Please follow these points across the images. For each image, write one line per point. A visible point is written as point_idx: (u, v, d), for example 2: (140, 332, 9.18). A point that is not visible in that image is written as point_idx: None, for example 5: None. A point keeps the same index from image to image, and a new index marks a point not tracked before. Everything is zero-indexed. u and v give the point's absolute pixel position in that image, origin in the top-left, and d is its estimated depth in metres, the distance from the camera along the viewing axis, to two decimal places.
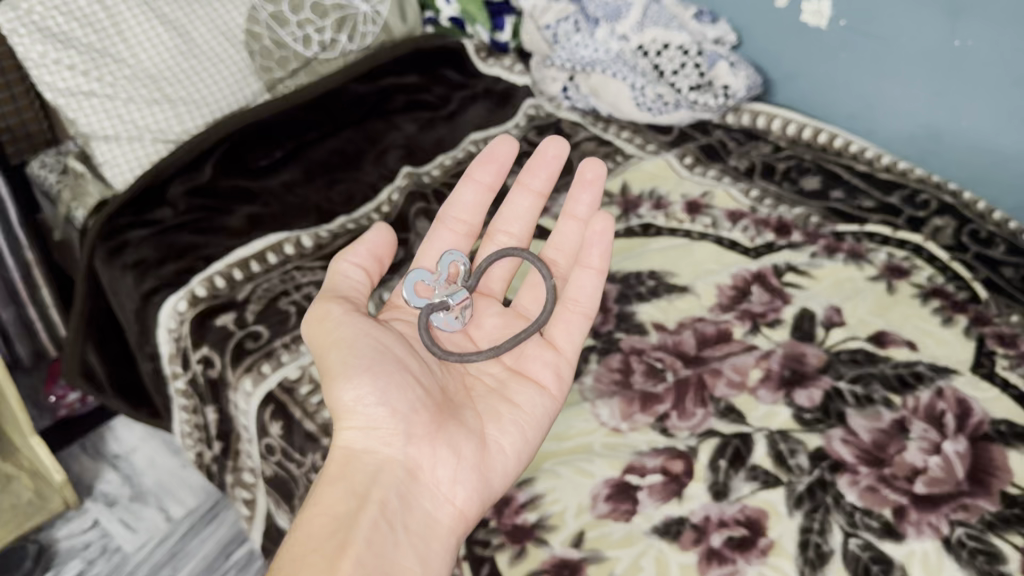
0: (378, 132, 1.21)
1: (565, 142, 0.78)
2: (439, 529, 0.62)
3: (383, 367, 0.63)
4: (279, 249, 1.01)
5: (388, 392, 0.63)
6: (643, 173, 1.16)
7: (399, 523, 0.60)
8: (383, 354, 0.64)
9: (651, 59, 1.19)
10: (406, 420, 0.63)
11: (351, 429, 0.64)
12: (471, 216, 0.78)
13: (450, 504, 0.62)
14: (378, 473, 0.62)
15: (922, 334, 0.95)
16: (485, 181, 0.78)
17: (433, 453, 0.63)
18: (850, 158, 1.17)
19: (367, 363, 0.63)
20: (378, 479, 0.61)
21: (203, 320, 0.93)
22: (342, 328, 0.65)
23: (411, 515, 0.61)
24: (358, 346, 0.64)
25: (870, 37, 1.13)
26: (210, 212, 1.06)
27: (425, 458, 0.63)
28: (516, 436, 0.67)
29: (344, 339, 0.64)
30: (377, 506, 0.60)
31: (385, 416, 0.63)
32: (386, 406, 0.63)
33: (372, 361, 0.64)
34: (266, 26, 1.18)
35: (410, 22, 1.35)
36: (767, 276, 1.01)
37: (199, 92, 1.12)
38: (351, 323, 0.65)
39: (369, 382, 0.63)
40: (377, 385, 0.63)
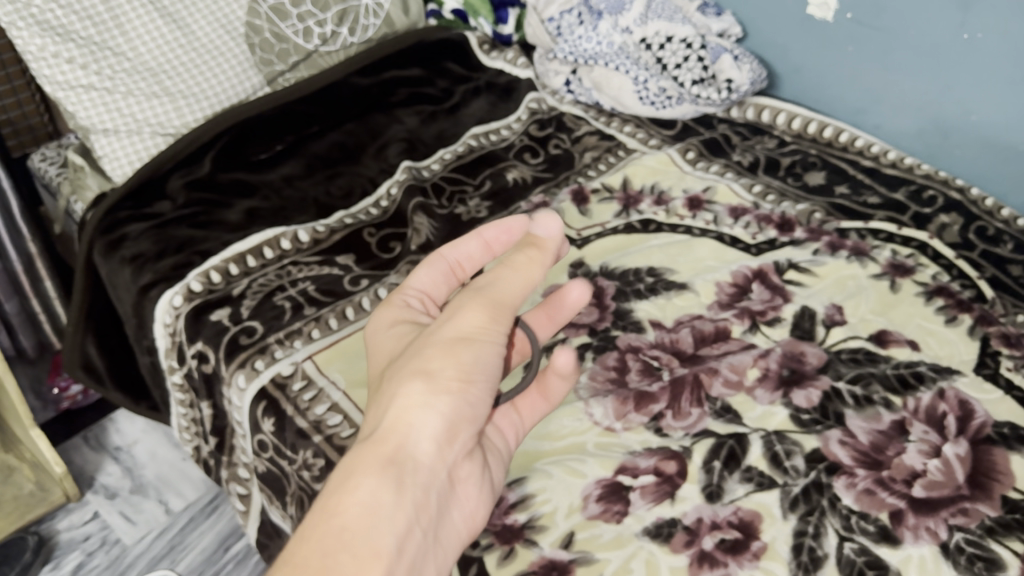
0: (379, 125, 1.20)
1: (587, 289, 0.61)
2: (450, 549, 0.54)
3: (484, 372, 0.55)
4: (276, 244, 1.01)
5: (475, 398, 0.54)
6: (645, 168, 1.15)
7: (429, 537, 0.52)
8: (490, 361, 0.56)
9: (653, 53, 1.17)
10: (475, 430, 0.55)
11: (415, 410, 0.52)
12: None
13: (469, 523, 0.56)
14: (428, 472, 0.52)
15: (925, 334, 0.93)
16: None
17: (478, 469, 0.56)
18: (856, 153, 1.15)
19: (473, 360, 0.54)
20: (431, 482, 0.52)
21: (198, 315, 0.93)
22: (478, 318, 0.55)
23: (443, 528, 0.53)
24: (486, 345, 0.55)
25: (874, 31, 1.11)
26: (208, 206, 1.05)
27: (468, 471, 0.55)
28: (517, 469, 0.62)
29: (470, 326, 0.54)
30: (423, 513, 0.51)
31: (461, 418, 0.54)
32: (467, 409, 0.54)
33: (476, 359, 0.54)
34: (267, 19, 1.17)
35: (413, 15, 1.34)
36: (768, 273, 0.99)
37: (199, 85, 1.12)
38: (493, 323, 0.56)
39: (465, 378, 0.54)
40: (470, 385, 0.54)
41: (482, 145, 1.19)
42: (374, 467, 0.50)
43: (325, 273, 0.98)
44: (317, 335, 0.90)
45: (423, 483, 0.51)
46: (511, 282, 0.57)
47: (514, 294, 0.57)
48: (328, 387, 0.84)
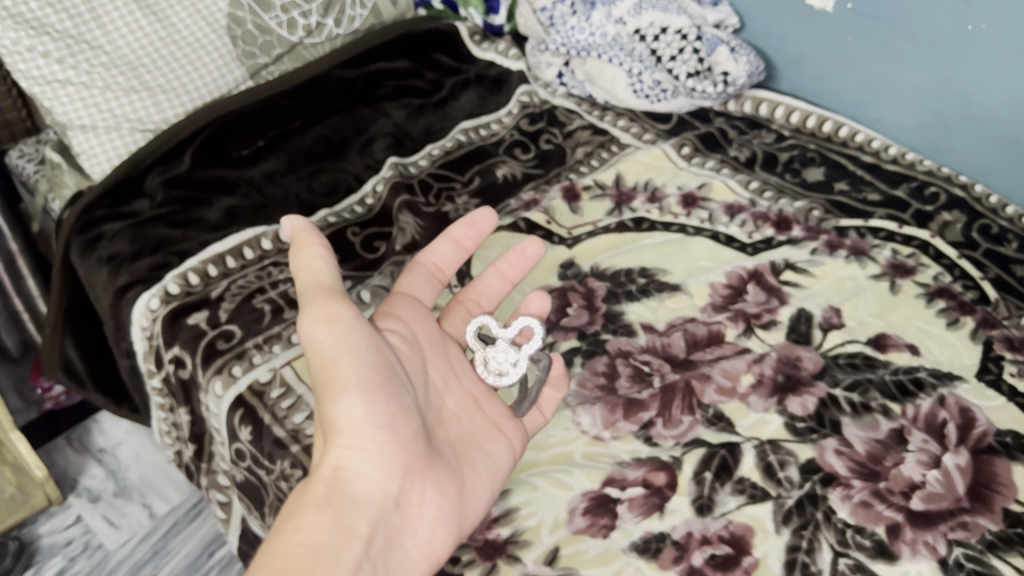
0: (364, 120, 1.17)
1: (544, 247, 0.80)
2: (415, 571, 0.60)
3: (387, 390, 0.60)
4: (257, 244, 0.98)
5: (396, 419, 0.60)
6: (638, 163, 1.12)
7: (382, 561, 0.58)
8: (391, 378, 0.61)
9: (648, 44, 1.14)
10: (406, 452, 0.61)
11: (342, 447, 0.59)
12: (447, 271, 0.78)
13: (426, 545, 0.62)
14: (366, 502, 0.59)
15: (925, 337, 0.90)
16: (462, 242, 0.78)
17: (421, 490, 0.62)
18: (856, 148, 1.11)
19: (367, 380, 0.59)
20: (368, 515, 0.58)
21: (175, 319, 0.91)
22: (349, 339, 0.59)
23: (393, 554, 0.59)
24: (370, 365, 0.60)
25: (874, 20, 1.06)
26: (187, 203, 1.02)
27: (413, 493, 0.62)
28: (486, 484, 0.68)
29: (355, 348, 0.59)
30: (365, 543, 0.57)
31: (389, 445, 0.60)
32: (390, 435, 0.60)
33: (382, 382, 0.60)
34: (250, 10, 1.13)
35: (402, 5, 1.30)
36: (764, 274, 0.96)
37: (178, 78, 1.09)
38: (354, 331, 0.60)
39: (376, 402, 0.59)
40: (381, 405, 0.59)
41: (472, 140, 1.16)
42: (310, 513, 0.57)
43: None
44: (297, 340, 0.87)
45: (360, 515, 0.58)
46: (310, 273, 0.60)
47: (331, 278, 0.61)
48: (307, 395, 0.82)
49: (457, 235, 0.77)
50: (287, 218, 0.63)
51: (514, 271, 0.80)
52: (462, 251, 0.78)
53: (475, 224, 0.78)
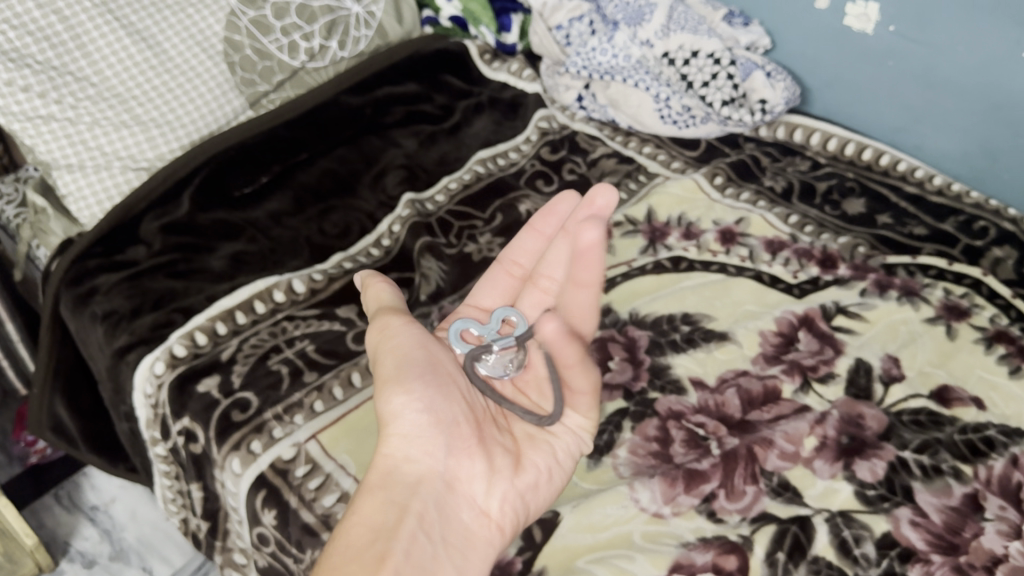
0: (374, 150, 1.09)
1: (611, 189, 0.72)
2: (476, 541, 0.60)
3: (427, 374, 0.63)
4: (268, 296, 0.90)
5: (434, 404, 0.62)
6: (670, 196, 1.05)
7: (436, 534, 0.58)
8: (434, 366, 0.64)
9: (677, 68, 1.07)
10: (448, 433, 0.62)
11: (392, 438, 0.62)
12: (525, 263, 0.80)
13: (483, 518, 0.61)
14: (417, 484, 0.60)
15: (988, 388, 0.85)
16: (544, 231, 0.80)
17: (471, 465, 0.62)
18: (898, 177, 1.06)
19: (406, 367, 0.62)
20: (419, 492, 0.59)
21: (183, 387, 0.83)
22: (393, 342, 0.63)
23: (448, 528, 0.59)
24: (409, 355, 0.63)
25: (918, 45, 1.01)
26: (188, 251, 0.94)
27: (462, 471, 0.62)
28: (549, 457, 0.67)
29: (399, 349, 0.63)
30: (417, 517, 0.58)
31: (431, 430, 0.61)
32: (433, 415, 0.62)
33: (422, 374, 0.62)
34: (247, 34, 1.05)
35: (408, 24, 1.22)
36: (815, 320, 0.91)
37: (171, 110, 1.00)
38: (403, 334, 0.63)
39: (416, 388, 0.62)
40: (423, 386, 0.62)
41: (490, 172, 1.09)
42: (367, 498, 0.59)
43: (325, 329, 0.88)
44: (321, 409, 0.80)
45: (412, 491, 0.59)
46: (371, 296, 0.67)
47: (388, 298, 0.66)
48: (336, 473, 0.75)
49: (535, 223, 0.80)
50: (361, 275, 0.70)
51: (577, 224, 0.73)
52: (542, 238, 0.80)
53: (554, 211, 0.79)
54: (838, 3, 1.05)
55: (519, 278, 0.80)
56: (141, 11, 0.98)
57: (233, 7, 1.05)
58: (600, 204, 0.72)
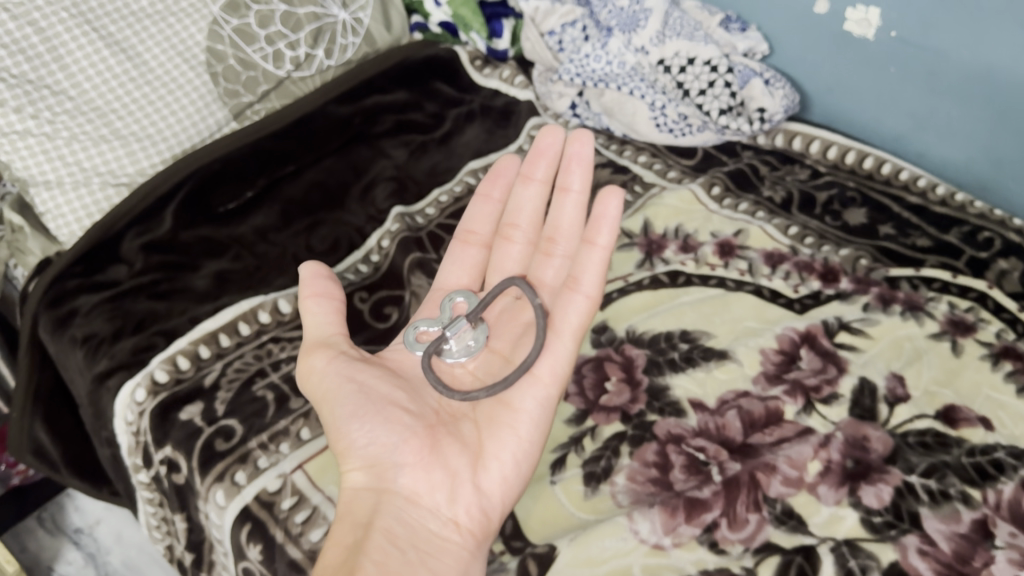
0: (363, 161, 1.06)
1: (560, 129, 0.79)
2: (449, 546, 0.59)
3: (366, 397, 0.62)
4: (253, 317, 0.87)
5: (377, 428, 0.61)
6: (666, 208, 1.03)
7: (404, 546, 0.57)
8: (369, 391, 0.62)
9: (673, 76, 1.05)
10: (398, 450, 0.60)
11: (348, 470, 0.61)
12: (479, 229, 0.81)
13: (452, 524, 0.60)
14: (377, 507, 0.59)
15: (996, 408, 0.83)
16: (493, 195, 0.82)
17: (428, 476, 0.60)
18: (901, 187, 1.03)
19: (343, 395, 0.62)
20: (378, 512, 0.58)
21: (165, 414, 0.80)
22: (321, 381, 0.63)
23: (416, 540, 0.58)
24: (345, 383, 0.62)
25: (920, 50, 0.98)
26: (170, 270, 0.91)
27: (421, 483, 0.60)
28: (514, 443, 0.64)
29: (330, 389, 0.62)
30: (379, 535, 0.57)
31: (380, 451, 0.60)
32: (380, 436, 0.61)
33: (357, 403, 0.61)
34: (230, 43, 1.02)
35: (397, 30, 1.19)
36: (817, 336, 0.88)
37: (152, 123, 0.97)
38: (329, 374, 0.63)
39: (355, 414, 0.61)
40: (363, 410, 0.61)
41: (482, 183, 1.06)
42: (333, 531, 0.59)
43: None
44: (307, 437, 0.77)
45: (374, 515, 0.58)
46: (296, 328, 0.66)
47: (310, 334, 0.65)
48: (323, 505, 0.72)
49: (481, 190, 0.82)
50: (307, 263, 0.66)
51: (535, 168, 0.80)
52: (493, 204, 0.82)
53: (499, 174, 0.82)
54: (838, 8, 1.02)
55: (477, 246, 0.81)
56: (119, 22, 0.96)
57: (216, 15, 1.02)
58: (576, 151, 0.76)
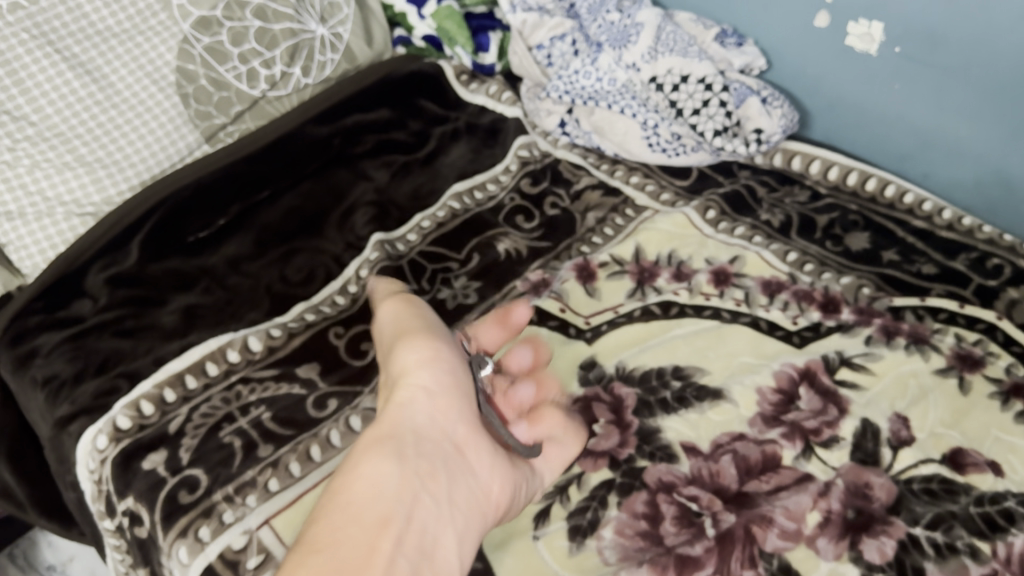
0: (343, 184, 1.02)
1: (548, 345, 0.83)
2: (475, 509, 0.61)
3: (442, 362, 0.65)
4: (222, 356, 0.82)
5: (453, 375, 0.65)
6: (659, 232, 0.98)
7: (445, 494, 0.59)
8: (450, 347, 0.67)
9: (666, 94, 1.00)
10: (462, 402, 0.64)
11: (408, 397, 0.63)
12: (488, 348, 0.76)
13: (482, 490, 0.63)
14: (429, 443, 0.61)
15: (1006, 451, 0.78)
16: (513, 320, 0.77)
17: (478, 439, 0.64)
18: (905, 211, 0.98)
19: (429, 350, 0.64)
20: (430, 451, 0.61)
21: (127, 463, 0.76)
22: (409, 319, 0.67)
23: (454, 490, 0.60)
24: (431, 342, 0.65)
25: (927, 67, 0.93)
26: (136, 306, 0.87)
27: (471, 441, 0.64)
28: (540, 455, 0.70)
29: (421, 325, 0.67)
30: (427, 474, 0.59)
31: (446, 397, 0.64)
32: (445, 396, 0.63)
33: (441, 347, 0.66)
34: (201, 62, 0.98)
35: (378, 44, 1.14)
36: (817, 373, 0.84)
37: (119, 149, 0.92)
38: (419, 316, 0.68)
39: (432, 370, 0.64)
40: (440, 371, 0.64)
41: (467, 208, 1.01)
42: (373, 455, 0.58)
43: (283, 393, 0.80)
44: (275, 488, 0.72)
45: (421, 458, 0.60)
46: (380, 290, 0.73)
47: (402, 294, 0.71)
48: None
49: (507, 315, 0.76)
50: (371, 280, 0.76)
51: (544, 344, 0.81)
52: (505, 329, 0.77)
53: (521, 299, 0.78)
54: (839, 21, 0.97)
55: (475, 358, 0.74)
56: (84, 42, 0.91)
57: (187, 32, 0.97)
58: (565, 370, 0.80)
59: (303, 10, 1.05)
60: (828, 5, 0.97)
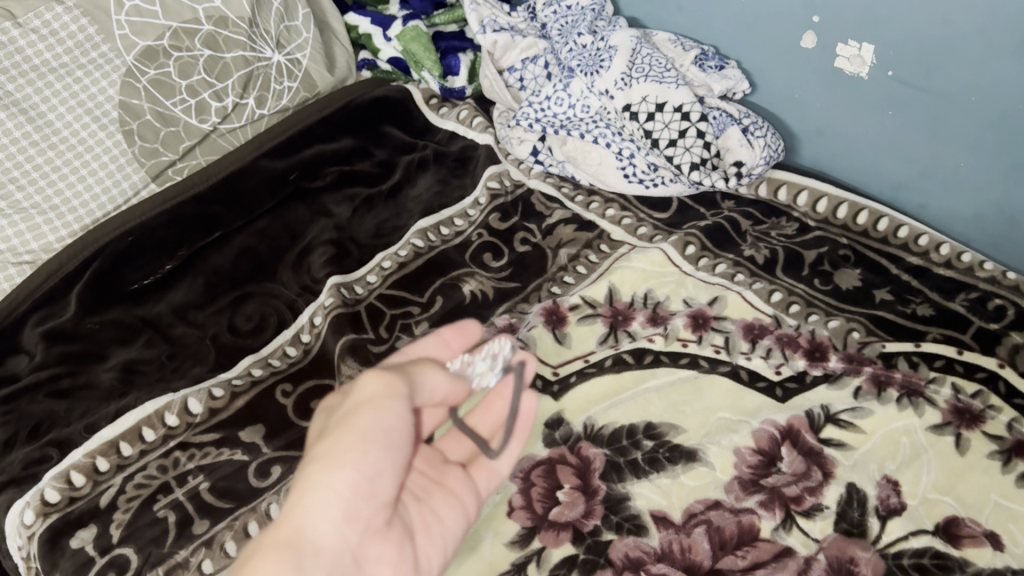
0: (300, 222, 0.96)
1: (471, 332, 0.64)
2: None
3: (384, 443, 0.49)
4: (160, 420, 0.77)
5: (380, 472, 0.48)
6: (634, 272, 0.92)
7: None
8: (387, 440, 0.49)
9: (641, 123, 0.93)
10: (379, 506, 0.49)
11: (320, 492, 0.47)
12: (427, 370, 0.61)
13: None
14: (328, 557, 0.46)
15: (1006, 520, 0.71)
16: (446, 337, 0.63)
17: (384, 553, 0.49)
18: (899, 246, 0.92)
19: (371, 429, 0.49)
20: (331, 565, 0.46)
21: (54, 541, 0.70)
22: (370, 423, 0.49)
23: None
24: (383, 411, 0.49)
25: (923, 93, 0.86)
26: (74, 363, 0.81)
27: (374, 557, 0.48)
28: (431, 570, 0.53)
29: (365, 431, 0.49)
30: None
31: (362, 496, 0.48)
32: (362, 498, 0.48)
33: (383, 444, 0.49)
34: (147, 96, 0.93)
35: (341, 71, 1.10)
36: (801, 431, 0.77)
37: (57, 194, 0.87)
38: (380, 425, 0.49)
39: (357, 463, 0.48)
40: (364, 466, 0.48)
41: (431, 245, 0.95)
42: (265, 557, 0.44)
43: (224, 460, 0.75)
44: (209, 570, 0.67)
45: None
46: (369, 386, 0.50)
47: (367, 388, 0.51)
48: None
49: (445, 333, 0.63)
50: (367, 375, 0.51)
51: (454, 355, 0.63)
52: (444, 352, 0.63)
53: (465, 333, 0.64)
54: (827, 43, 0.89)
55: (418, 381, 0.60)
56: (18, 80, 0.85)
57: (131, 63, 0.92)
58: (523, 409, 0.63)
59: (258, 37, 0.99)
60: (814, 24, 0.89)
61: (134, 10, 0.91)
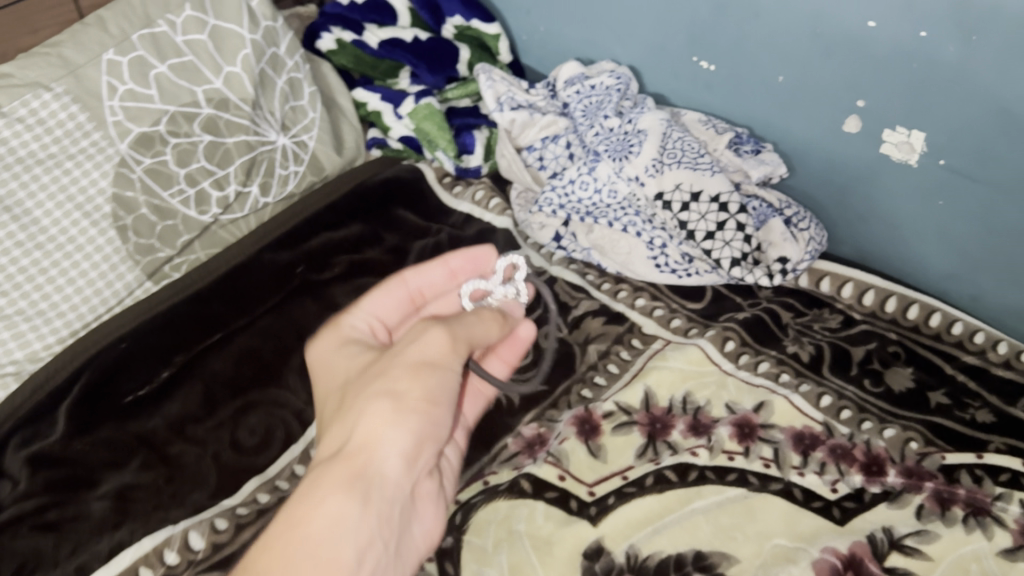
0: (307, 319, 0.89)
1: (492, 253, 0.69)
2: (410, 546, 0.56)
3: (445, 400, 0.54)
4: (158, 560, 0.69)
5: (439, 421, 0.53)
6: (671, 372, 0.85)
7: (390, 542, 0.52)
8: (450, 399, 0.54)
9: (674, 213, 0.88)
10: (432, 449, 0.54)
11: (387, 433, 0.51)
12: (428, 297, 0.68)
13: (428, 533, 0.58)
14: (389, 489, 0.51)
15: None
16: (454, 267, 0.68)
17: (423, 489, 0.57)
18: (954, 343, 0.86)
19: (438, 390, 0.53)
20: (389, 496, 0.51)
21: None
22: (434, 380, 0.53)
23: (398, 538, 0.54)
24: (448, 375, 0.53)
25: (976, 183, 0.80)
26: (62, 491, 0.73)
27: (422, 497, 0.57)
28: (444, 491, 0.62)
29: (432, 390, 0.53)
30: (381, 526, 0.50)
31: (424, 440, 0.53)
32: (421, 441, 0.53)
33: (446, 401, 0.54)
34: (143, 188, 0.86)
35: (349, 152, 1.04)
36: (864, 559, 0.69)
37: (45, 298, 0.79)
38: (444, 384, 0.53)
39: (424, 414, 0.52)
40: (427, 417, 0.52)
41: None
42: (338, 492, 0.49)
43: None
44: None
45: (384, 505, 0.51)
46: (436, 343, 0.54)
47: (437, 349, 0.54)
48: None
49: (456, 263, 0.68)
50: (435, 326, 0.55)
51: (463, 273, 0.69)
52: (449, 282, 0.69)
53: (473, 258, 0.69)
54: (872, 129, 0.84)
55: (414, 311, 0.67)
56: (2, 175, 0.77)
57: (126, 152, 0.85)
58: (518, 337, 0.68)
59: (261, 120, 0.94)
60: (859, 108, 0.84)
61: (129, 94, 0.85)
